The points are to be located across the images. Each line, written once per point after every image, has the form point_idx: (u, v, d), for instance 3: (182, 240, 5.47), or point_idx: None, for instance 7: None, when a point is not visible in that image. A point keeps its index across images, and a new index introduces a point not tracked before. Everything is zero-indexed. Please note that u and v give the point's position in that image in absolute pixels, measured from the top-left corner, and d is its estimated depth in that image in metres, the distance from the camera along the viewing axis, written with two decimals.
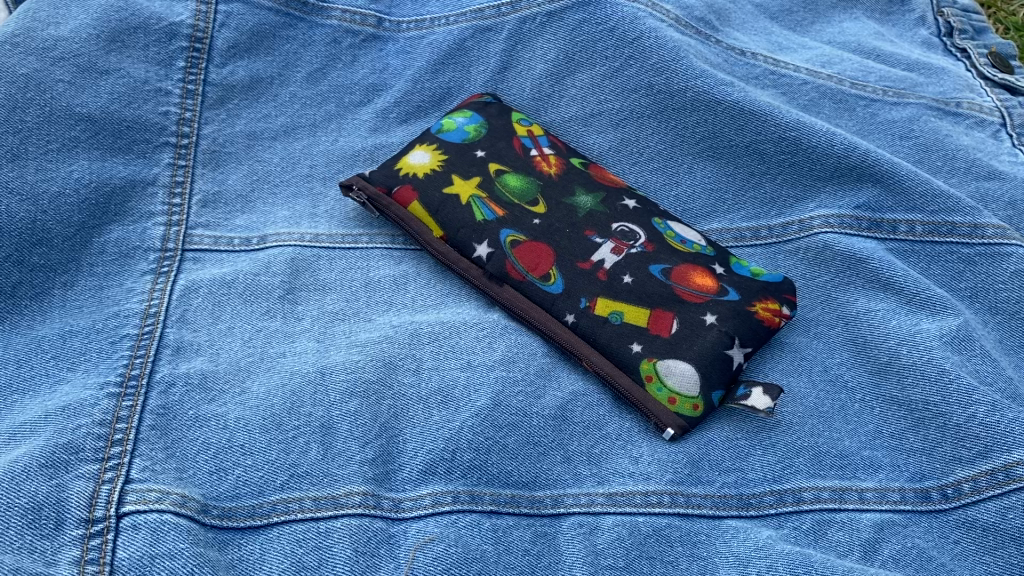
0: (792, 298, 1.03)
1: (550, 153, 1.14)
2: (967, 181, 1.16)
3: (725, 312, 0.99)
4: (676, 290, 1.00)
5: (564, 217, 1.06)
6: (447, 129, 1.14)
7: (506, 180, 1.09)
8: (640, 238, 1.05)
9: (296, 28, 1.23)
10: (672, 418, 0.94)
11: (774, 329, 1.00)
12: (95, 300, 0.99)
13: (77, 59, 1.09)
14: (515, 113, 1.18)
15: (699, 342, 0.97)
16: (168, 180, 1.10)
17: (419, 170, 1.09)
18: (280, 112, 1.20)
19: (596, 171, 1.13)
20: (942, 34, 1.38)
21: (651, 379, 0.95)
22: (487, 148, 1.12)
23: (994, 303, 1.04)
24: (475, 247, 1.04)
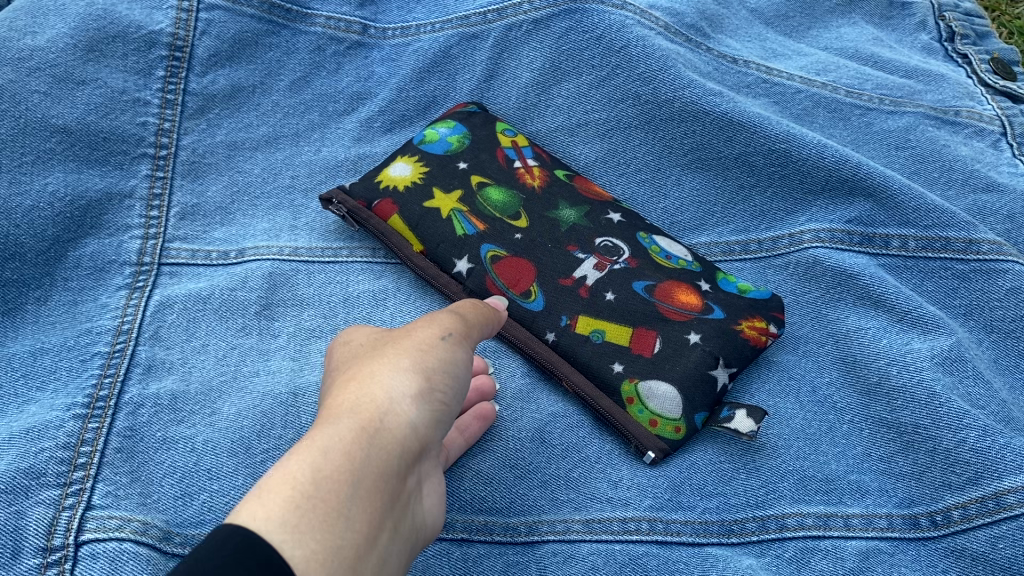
0: (779, 316, 1.00)
1: (534, 164, 1.12)
2: (964, 193, 1.13)
3: (709, 330, 0.96)
4: (659, 308, 0.98)
5: (548, 231, 1.04)
6: (428, 141, 1.12)
7: (489, 193, 1.07)
8: (623, 253, 1.02)
9: (280, 35, 1.21)
10: (654, 441, 0.91)
11: (760, 348, 0.97)
12: (68, 316, 0.97)
13: (54, 69, 1.07)
14: (499, 123, 1.16)
15: (682, 362, 0.94)
16: (146, 192, 1.08)
17: (400, 182, 1.07)
18: (262, 121, 1.18)
19: (580, 184, 1.11)
20: (943, 39, 1.35)
21: (632, 401, 0.93)
22: (470, 159, 1.10)
23: (989, 321, 1.01)
24: (455, 262, 1.02)
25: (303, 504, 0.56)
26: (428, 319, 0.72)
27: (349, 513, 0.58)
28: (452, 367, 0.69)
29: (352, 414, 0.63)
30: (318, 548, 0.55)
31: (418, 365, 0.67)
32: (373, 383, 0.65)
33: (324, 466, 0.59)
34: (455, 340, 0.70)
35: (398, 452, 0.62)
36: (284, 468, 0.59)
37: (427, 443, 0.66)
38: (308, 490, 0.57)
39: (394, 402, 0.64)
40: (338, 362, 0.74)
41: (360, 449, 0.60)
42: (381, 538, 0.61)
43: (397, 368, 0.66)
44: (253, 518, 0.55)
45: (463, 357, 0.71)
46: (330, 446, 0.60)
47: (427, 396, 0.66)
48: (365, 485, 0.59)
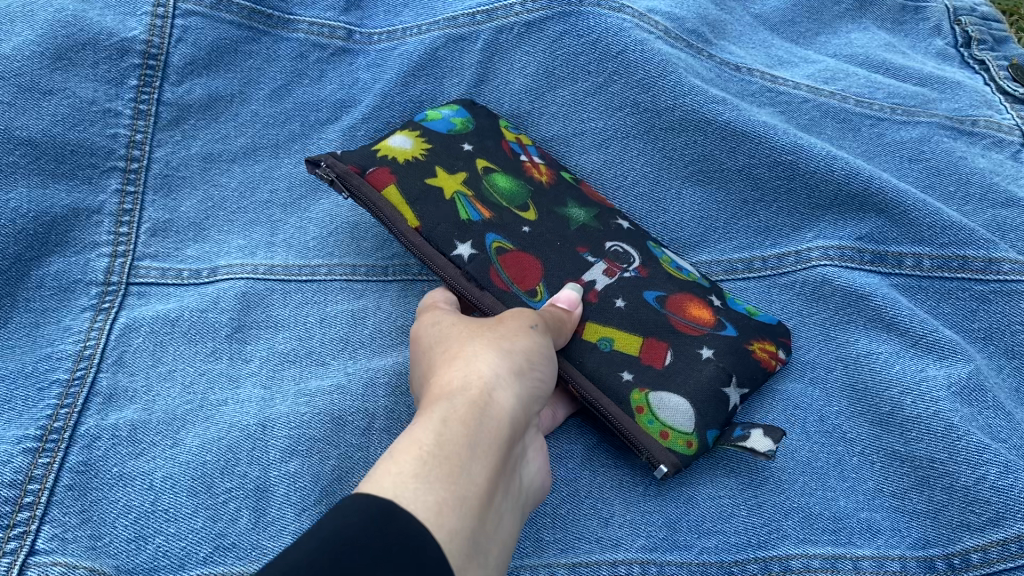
0: (786, 342, 0.95)
1: (540, 162, 1.05)
2: (982, 209, 1.07)
3: (722, 347, 0.90)
4: (672, 319, 0.90)
5: (556, 228, 0.96)
6: (431, 120, 1.03)
7: (495, 179, 0.99)
8: (633, 260, 0.95)
9: (260, 42, 1.15)
10: (666, 455, 0.82)
11: (770, 372, 0.92)
12: (28, 340, 0.92)
13: (18, 78, 1.02)
14: (502, 119, 1.09)
15: (695, 376, 0.87)
16: (115, 208, 1.03)
17: (400, 154, 0.96)
18: (240, 132, 1.12)
19: (585, 187, 1.05)
20: (959, 44, 1.29)
21: (642, 410, 0.84)
22: (475, 144, 1.02)
23: (1011, 346, 0.95)
24: (456, 245, 0.91)
25: (431, 460, 0.59)
26: (512, 318, 0.78)
27: (473, 467, 0.60)
28: (538, 353, 0.75)
29: (462, 389, 0.66)
30: (451, 495, 0.57)
31: (510, 351, 0.72)
32: (466, 364, 0.70)
33: (442, 433, 0.62)
34: (537, 334, 0.77)
35: (508, 421, 0.66)
36: (409, 436, 0.62)
37: (526, 421, 0.69)
38: (434, 448, 0.60)
39: (498, 378, 0.68)
40: (427, 351, 0.78)
41: (474, 415, 0.64)
42: (499, 497, 0.63)
43: (492, 353, 0.71)
44: (387, 473, 0.58)
45: (546, 349, 0.77)
46: (448, 414, 0.63)
47: (520, 376, 0.70)
48: (483, 447, 0.62)
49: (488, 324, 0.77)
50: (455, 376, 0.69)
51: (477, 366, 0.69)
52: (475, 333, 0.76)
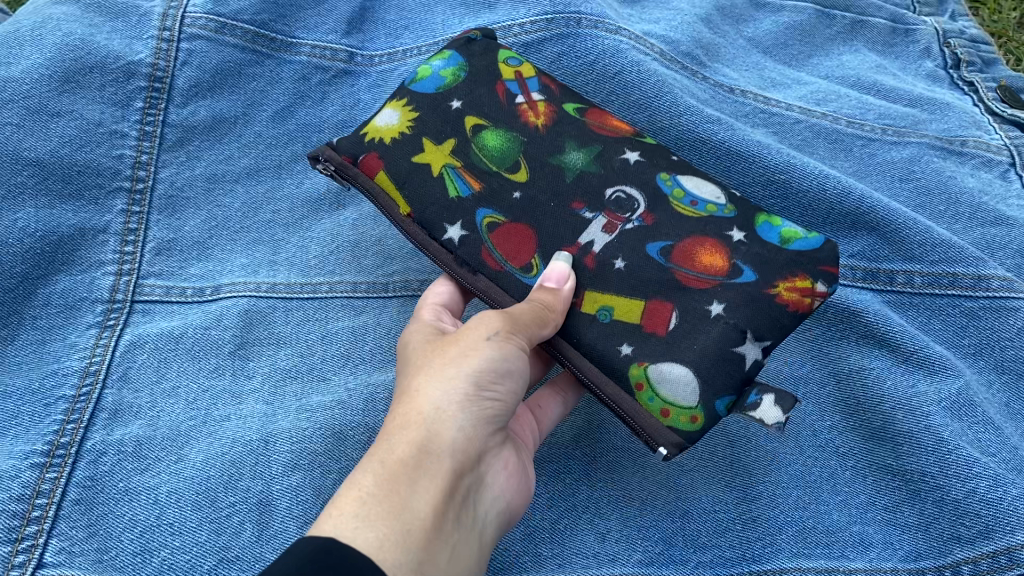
0: (832, 270, 0.79)
1: (540, 99, 0.93)
2: (971, 227, 1.09)
3: (736, 299, 0.78)
4: (677, 275, 0.80)
5: (551, 185, 0.87)
6: (419, 78, 0.95)
7: (484, 138, 0.90)
8: (638, 208, 0.85)
9: (263, 66, 1.18)
10: (666, 435, 0.76)
11: (803, 314, 0.78)
12: (35, 356, 0.94)
13: (27, 101, 1.04)
14: (502, 50, 0.97)
15: (701, 339, 0.77)
16: (121, 227, 1.05)
17: (387, 133, 0.91)
18: (244, 153, 1.14)
19: (592, 119, 0.92)
20: (949, 66, 1.32)
21: (641, 387, 0.77)
22: (465, 97, 0.93)
23: (1001, 362, 0.97)
24: (446, 228, 0.87)
25: (368, 501, 0.63)
26: (477, 323, 0.75)
27: (414, 502, 0.64)
28: (500, 362, 0.72)
29: (409, 420, 0.69)
30: (389, 533, 0.61)
31: (464, 369, 0.71)
32: (418, 387, 0.72)
33: (383, 474, 0.65)
34: (503, 338, 0.73)
35: (456, 446, 0.68)
36: (352, 479, 0.66)
37: (481, 442, 0.71)
38: (373, 489, 0.64)
39: (445, 403, 0.70)
40: (401, 366, 0.79)
41: (416, 448, 0.67)
42: (449, 524, 0.66)
43: (444, 372, 0.71)
44: (329, 516, 0.62)
45: (513, 352, 0.73)
46: (392, 449, 0.67)
47: (475, 392, 0.70)
48: (426, 482, 0.65)
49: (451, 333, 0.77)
50: (407, 402, 0.71)
51: (427, 389, 0.71)
52: (435, 347, 0.76)
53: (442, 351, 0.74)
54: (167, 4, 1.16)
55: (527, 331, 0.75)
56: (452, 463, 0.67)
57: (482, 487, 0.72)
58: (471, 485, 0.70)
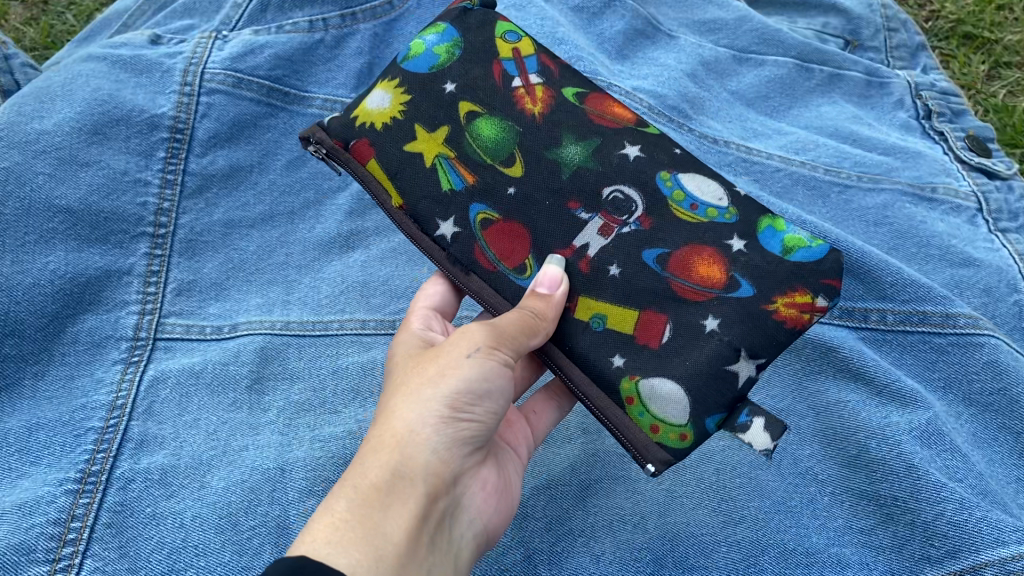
0: (832, 284, 0.85)
1: (537, 83, 0.97)
2: (942, 267, 1.16)
3: (731, 314, 0.83)
4: (674, 286, 0.85)
5: (545, 181, 0.90)
6: (413, 54, 0.98)
7: (478, 127, 0.93)
8: (635, 211, 0.89)
9: (279, 117, 1.27)
10: (655, 452, 0.83)
11: (799, 329, 0.83)
12: (65, 391, 1.01)
13: (59, 152, 1.12)
14: (499, 23, 1.00)
15: (694, 355, 0.83)
16: (144, 269, 1.11)
17: (378, 118, 0.95)
18: (259, 200, 1.21)
19: (590, 105, 0.95)
20: (921, 117, 1.41)
21: (632, 402, 0.83)
22: (459, 79, 0.96)
23: (968, 394, 1.03)
24: (439, 223, 0.91)
25: (342, 527, 0.69)
26: (461, 339, 0.80)
27: (388, 526, 0.70)
28: (477, 382, 0.77)
29: (384, 442, 0.75)
30: (363, 556, 0.67)
31: (442, 390, 0.76)
32: (393, 409, 0.77)
33: (358, 499, 0.71)
34: (484, 354, 0.78)
35: (428, 467, 0.74)
36: (326, 504, 0.72)
37: (454, 465, 0.77)
38: (346, 515, 0.70)
39: (420, 425, 0.75)
40: (386, 376, 0.85)
41: (390, 473, 0.72)
42: (422, 544, 0.72)
43: (419, 395, 0.77)
44: (307, 540, 0.68)
45: (495, 368, 0.78)
46: (366, 474, 0.73)
47: (451, 413, 0.76)
48: (398, 506, 0.71)
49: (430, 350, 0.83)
50: (383, 425, 0.76)
51: (402, 412, 0.76)
52: (413, 366, 0.82)
53: (420, 371, 0.80)
54: (188, 61, 1.25)
55: (513, 343, 0.80)
56: (423, 486, 0.73)
57: (454, 507, 0.78)
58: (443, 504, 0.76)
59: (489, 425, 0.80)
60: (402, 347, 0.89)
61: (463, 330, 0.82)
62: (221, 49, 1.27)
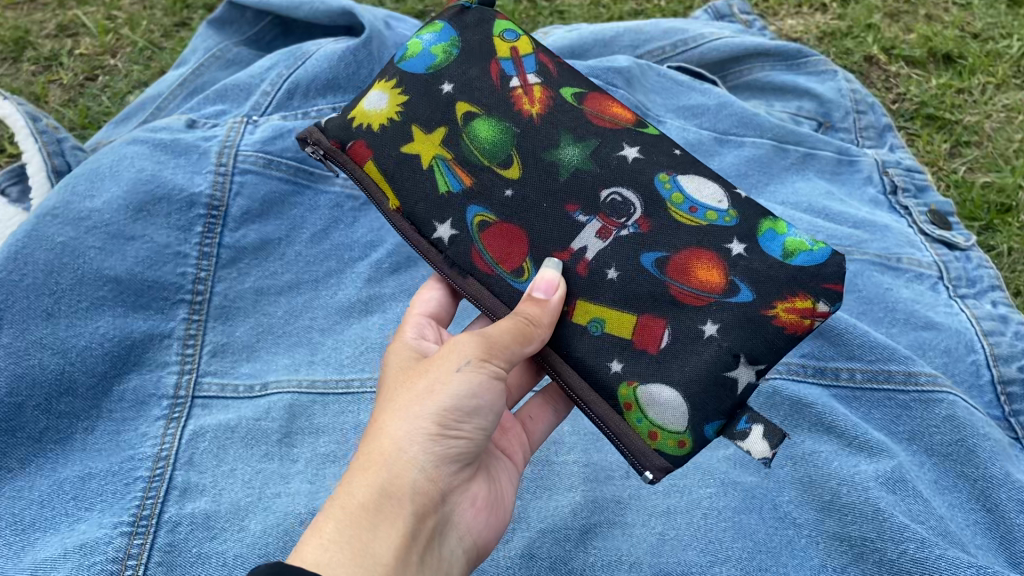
0: (833, 289, 0.95)
1: (535, 83, 1.10)
2: (906, 330, 1.29)
3: (731, 319, 0.94)
4: (673, 291, 0.96)
5: (540, 184, 1.03)
6: (411, 56, 1.14)
7: (475, 129, 1.07)
8: (633, 214, 1.00)
9: (304, 195, 1.41)
10: (653, 459, 0.94)
11: (799, 331, 0.94)
12: (112, 444, 1.11)
13: (109, 228, 1.24)
14: (497, 27, 1.15)
15: (691, 361, 0.94)
16: (183, 332, 1.22)
17: (374, 119, 1.10)
18: (286, 269, 1.33)
19: (586, 104, 1.09)
20: (888, 192, 1.55)
21: (630, 408, 0.95)
22: (455, 81, 1.10)
23: (930, 445, 1.14)
24: (436, 226, 1.05)
25: (333, 547, 0.78)
26: (453, 353, 0.91)
27: (375, 546, 0.79)
28: (464, 397, 0.88)
29: (374, 462, 0.85)
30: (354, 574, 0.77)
31: (431, 407, 0.87)
32: (381, 431, 0.88)
33: (347, 520, 0.81)
34: (472, 367, 0.89)
35: (414, 486, 0.84)
36: (316, 525, 0.81)
37: (439, 483, 0.88)
38: (335, 536, 0.79)
39: (407, 444, 0.86)
40: (381, 386, 0.97)
41: (377, 494, 0.83)
42: (411, 558, 0.82)
43: (407, 414, 0.87)
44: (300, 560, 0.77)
45: (484, 380, 0.90)
46: (356, 496, 0.83)
47: (439, 430, 0.87)
48: (386, 526, 0.81)
49: (418, 367, 0.93)
50: (373, 446, 0.87)
51: (391, 433, 0.87)
52: (402, 385, 0.92)
53: (409, 389, 0.90)
54: (222, 145, 1.39)
55: (505, 351, 0.92)
56: (408, 504, 0.84)
57: (443, 521, 0.89)
58: (431, 519, 0.86)
59: (475, 438, 0.90)
60: (393, 358, 1.00)
61: (451, 346, 0.93)
62: (251, 133, 1.41)
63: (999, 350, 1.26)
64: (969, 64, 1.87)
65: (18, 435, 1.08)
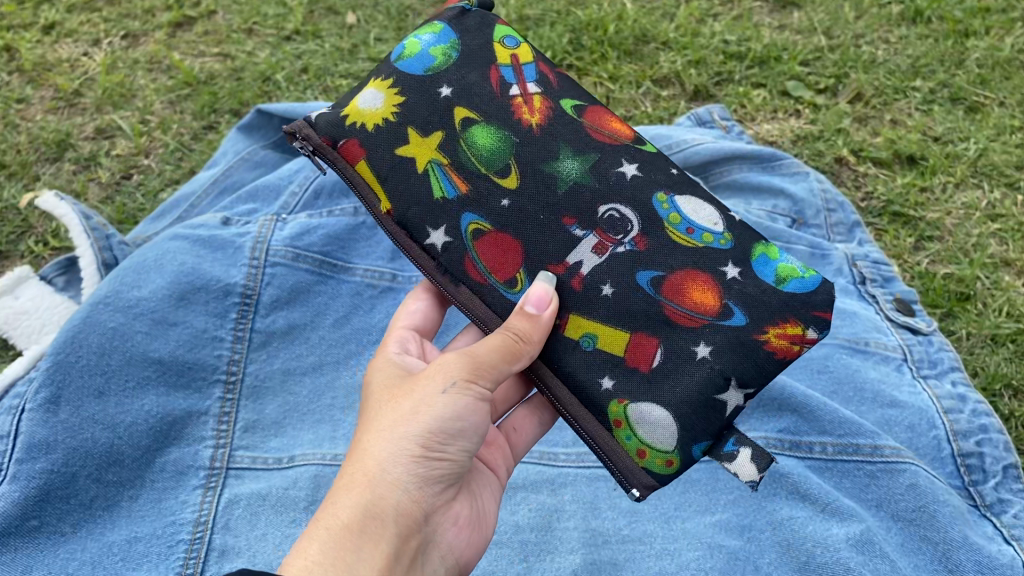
0: (820, 315, 1.08)
1: (534, 93, 1.25)
2: (874, 408, 1.42)
3: (723, 342, 1.07)
4: (669, 312, 1.09)
5: (535, 195, 1.17)
6: (410, 56, 1.28)
7: (474, 138, 1.20)
8: (630, 232, 1.14)
9: (326, 284, 1.55)
10: (640, 477, 1.08)
11: (787, 356, 1.08)
12: (155, 511, 1.23)
13: (154, 314, 1.38)
14: (496, 35, 1.30)
15: (683, 383, 1.07)
16: (218, 409, 1.34)
17: (370, 120, 1.23)
18: (311, 351, 1.47)
19: (585, 117, 1.24)
20: (857, 282, 1.71)
21: (620, 426, 1.09)
22: (455, 86, 1.24)
23: (896, 511, 1.26)
24: (430, 232, 1.18)
25: (321, 567, 0.90)
26: (438, 375, 1.03)
27: (359, 565, 0.91)
28: (448, 418, 1.01)
29: (357, 485, 0.97)
30: None
31: (417, 429, 1.00)
32: (364, 455, 1.00)
33: (331, 541, 0.92)
34: (456, 390, 1.02)
35: (394, 509, 0.97)
36: (301, 546, 0.93)
37: (422, 503, 1.00)
38: (319, 558, 0.91)
39: (387, 470, 0.98)
40: (364, 402, 1.09)
41: (359, 518, 0.95)
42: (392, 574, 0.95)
43: (391, 438, 1.00)
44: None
45: (467, 403, 1.02)
46: (340, 519, 0.94)
47: (422, 455, 1.00)
48: (369, 548, 0.93)
49: (402, 388, 1.05)
50: (358, 468, 0.99)
51: (375, 458, 0.99)
52: (386, 406, 1.04)
53: (393, 411, 1.03)
54: (255, 240, 1.53)
55: (490, 371, 1.04)
56: (389, 527, 0.96)
57: (424, 540, 1.02)
58: (413, 539, 0.99)
59: (458, 459, 1.03)
60: (376, 376, 1.12)
61: (435, 367, 1.05)
62: (281, 231, 1.56)
63: (958, 426, 1.41)
64: (930, 165, 2.05)
65: (72, 502, 1.20)
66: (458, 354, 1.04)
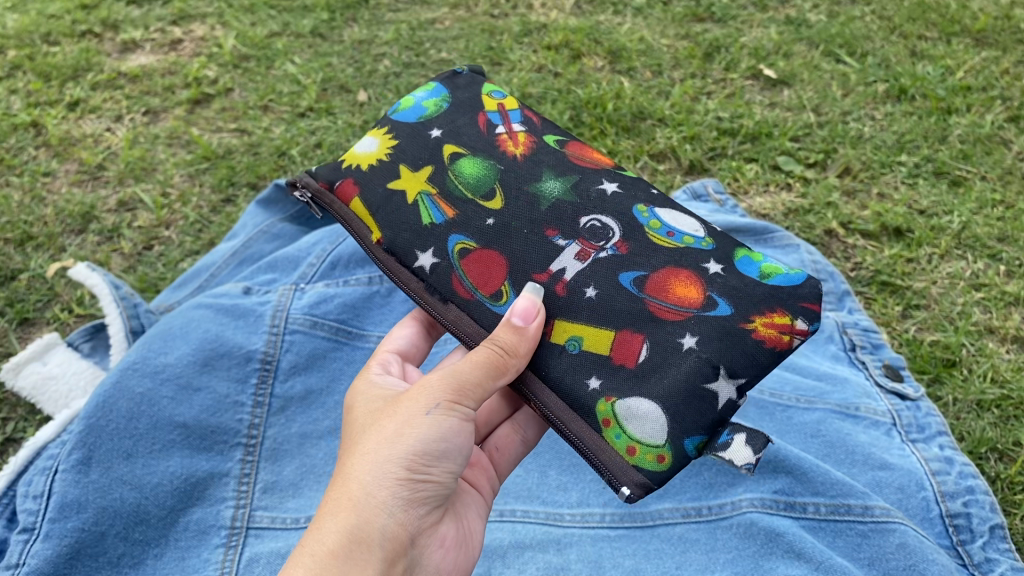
0: (801, 303, 1.15)
1: (519, 131, 1.39)
2: (865, 469, 1.48)
3: (709, 331, 1.12)
4: (652, 308, 1.15)
5: (518, 213, 1.26)
6: (406, 109, 1.44)
7: (461, 169, 1.32)
8: (612, 239, 1.23)
9: (342, 350, 1.63)
10: (631, 473, 1.09)
11: (774, 343, 1.12)
12: (178, 568, 1.29)
13: (178, 380, 1.45)
14: (483, 89, 1.47)
15: (670, 374, 1.10)
16: (238, 471, 1.41)
17: (365, 162, 1.37)
18: (326, 416, 1.52)
19: (568, 149, 1.37)
20: (848, 348, 1.80)
21: (609, 426, 1.11)
22: (444, 129, 1.39)
23: (887, 569, 1.32)
24: (419, 254, 1.27)
25: None
26: (422, 399, 1.10)
27: None
28: (432, 440, 1.08)
29: (342, 510, 1.03)
30: None
31: (401, 453, 1.06)
32: (349, 480, 1.06)
33: (317, 566, 0.98)
34: (438, 414, 1.09)
35: (380, 532, 1.03)
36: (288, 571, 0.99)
37: (407, 526, 1.06)
38: None
39: (371, 495, 1.04)
40: (347, 430, 1.16)
41: (345, 542, 1.00)
42: None
43: (376, 462, 1.06)
44: None
45: (450, 425, 1.09)
46: (328, 543, 1.00)
47: (408, 479, 1.06)
48: (355, 570, 0.99)
49: (387, 413, 1.12)
50: (343, 493, 1.05)
51: (360, 484, 1.05)
52: (370, 432, 1.11)
53: (377, 436, 1.09)
54: (275, 309, 1.62)
55: (473, 392, 1.11)
56: (376, 551, 1.02)
57: (411, 562, 1.07)
58: (399, 561, 1.05)
59: (442, 481, 1.10)
60: (361, 404, 1.19)
61: (417, 391, 1.12)
62: (300, 299, 1.65)
63: (945, 487, 1.47)
64: (916, 237, 2.15)
65: (100, 559, 1.26)
66: (442, 375, 1.11)
